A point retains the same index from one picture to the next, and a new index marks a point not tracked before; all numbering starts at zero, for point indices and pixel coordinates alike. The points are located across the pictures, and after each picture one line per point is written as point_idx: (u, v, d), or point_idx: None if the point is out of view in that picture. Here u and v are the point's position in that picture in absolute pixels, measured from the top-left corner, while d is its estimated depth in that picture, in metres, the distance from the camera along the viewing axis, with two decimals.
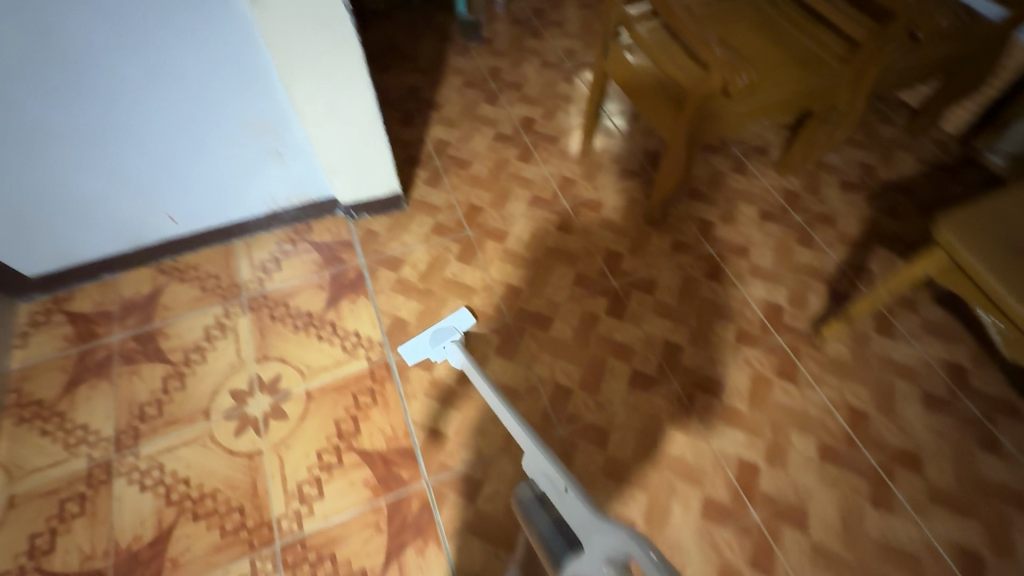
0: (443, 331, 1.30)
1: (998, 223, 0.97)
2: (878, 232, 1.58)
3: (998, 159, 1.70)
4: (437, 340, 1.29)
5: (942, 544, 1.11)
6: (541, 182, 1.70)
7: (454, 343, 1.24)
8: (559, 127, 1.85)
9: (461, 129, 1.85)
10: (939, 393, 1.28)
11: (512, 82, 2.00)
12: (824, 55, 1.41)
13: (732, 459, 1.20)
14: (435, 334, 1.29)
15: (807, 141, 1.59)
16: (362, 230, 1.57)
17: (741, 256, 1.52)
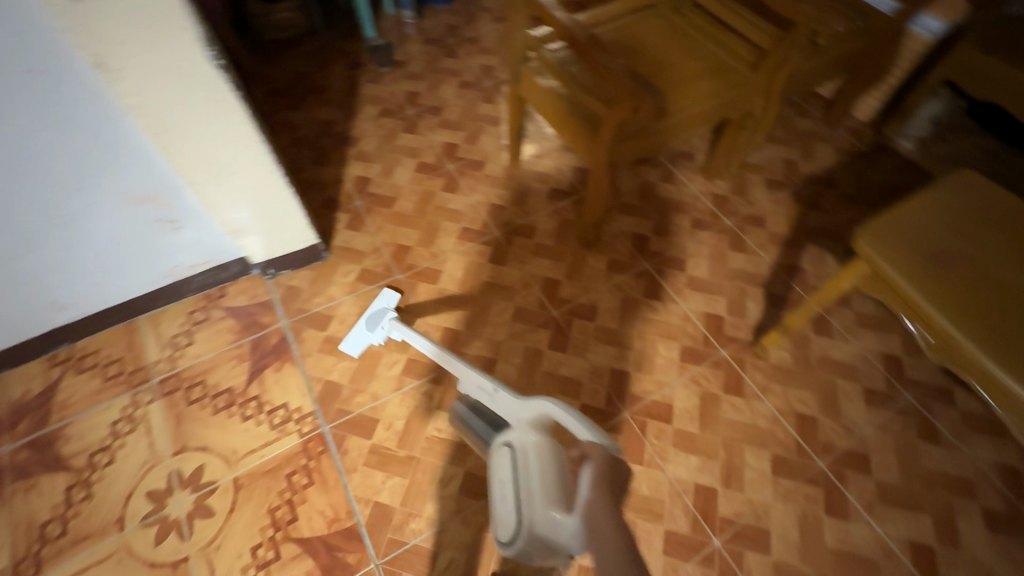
0: (377, 315, 1.38)
1: (909, 228, 0.98)
2: (806, 228, 1.60)
3: (909, 144, 1.78)
4: (373, 323, 1.37)
5: (896, 542, 1.12)
6: (470, 212, 1.63)
7: (391, 325, 1.33)
8: (483, 151, 1.78)
9: (380, 164, 1.75)
10: (878, 387, 1.31)
11: (431, 106, 1.91)
12: (731, 62, 1.42)
13: (688, 486, 1.18)
14: (371, 318, 1.38)
15: (728, 146, 1.59)
16: (281, 288, 1.46)
17: (677, 269, 1.51)
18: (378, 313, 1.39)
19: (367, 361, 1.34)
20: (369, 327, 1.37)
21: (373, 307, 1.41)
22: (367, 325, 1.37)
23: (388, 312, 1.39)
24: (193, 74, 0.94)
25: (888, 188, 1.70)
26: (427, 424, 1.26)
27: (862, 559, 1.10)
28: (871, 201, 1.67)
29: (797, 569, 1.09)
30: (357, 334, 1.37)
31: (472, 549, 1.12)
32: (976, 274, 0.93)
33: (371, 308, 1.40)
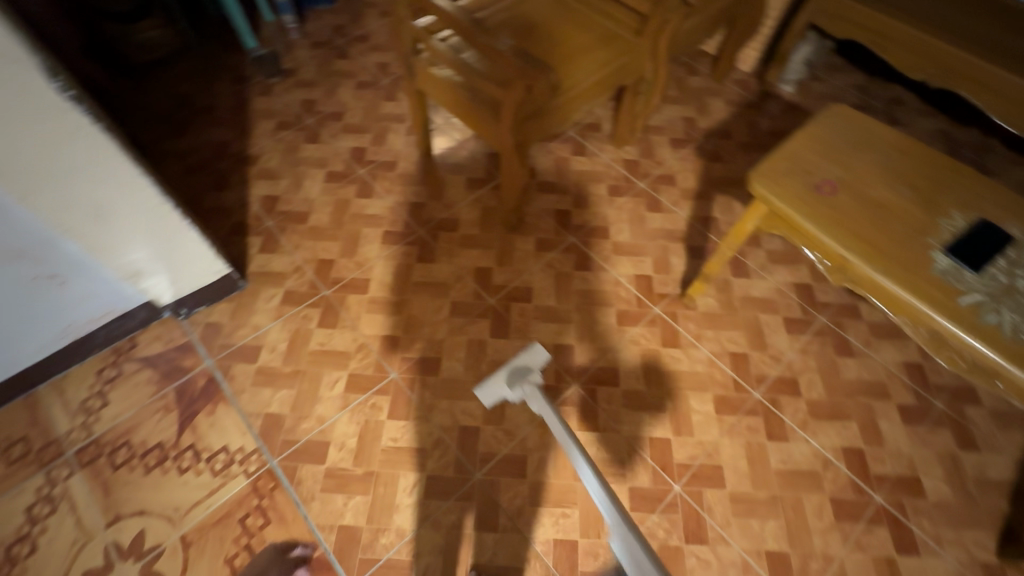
0: (518, 373, 1.20)
1: (796, 165, 1.05)
2: (712, 179, 1.69)
3: (789, 88, 1.92)
4: (513, 380, 1.20)
5: (831, 452, 1.22)
6: (390, 215, 1.59)
7: (529, 389, 1.14)
8: (393, 150, 1.73)
9: (287, 179, 1.66)
10: (796, 315, 1.41)
11: (331, 112, 1.84)
12: (617, 29, 1.46)
13: (644, 441, 1.23)
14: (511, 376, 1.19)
15: (630, 112, 1.64)
16: (199, 327, 1.36)
17: (602, 237, 1.55)
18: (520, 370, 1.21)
19: (306, 385, 1.29)
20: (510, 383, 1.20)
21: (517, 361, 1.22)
22: (507, 381, 1.19)
23: (531, 375, 1.19)
24: (44, 109, 0.85)
25: (779, 131, 1.82)
26: (381, 436, 1.23)
27: (805, 473, 1.20)
28: (766, 146, 1.79)
29: (752, 496, 1.17)
30: (492, 387, 1.20)
31: (447, 549, 1.11)
32: (858, 197, 1.01)
33: (516, 363, 1.22)
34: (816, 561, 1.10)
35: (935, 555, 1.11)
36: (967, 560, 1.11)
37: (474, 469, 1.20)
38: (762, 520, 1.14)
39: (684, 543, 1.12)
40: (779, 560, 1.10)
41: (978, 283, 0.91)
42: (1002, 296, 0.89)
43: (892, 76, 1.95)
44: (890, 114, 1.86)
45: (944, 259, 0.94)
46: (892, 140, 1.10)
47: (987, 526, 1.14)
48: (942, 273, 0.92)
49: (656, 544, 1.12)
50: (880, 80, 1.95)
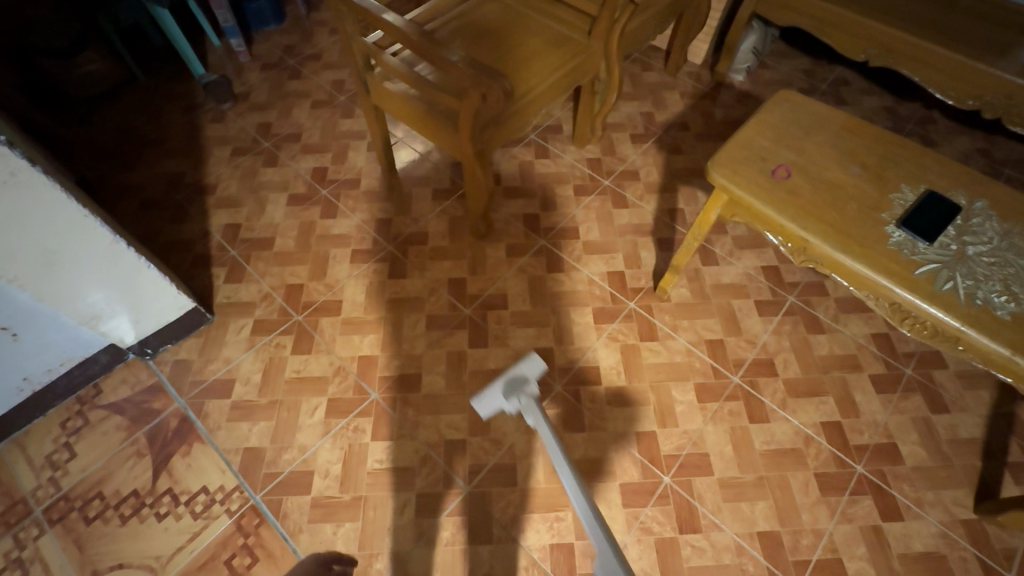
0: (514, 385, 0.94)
1: (750, 152, 1.08)
2: (674, 171, 1.72)
3: (740, 76, 1.96)
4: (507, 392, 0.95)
5: (812, 428, 1.25)
6: (358, 233, 1.57)
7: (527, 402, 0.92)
8: (355, 168, 1.71)
9: (248, 206, 1.63)
10: (766, 297, 1.45)
11: (288, 134, 1.81)
12: (569, 32, 1.47)
13: (631, 437, 1.24)
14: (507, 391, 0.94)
15: (588, 112, 1.66)
16: (167, 366, 1.31)
17: (572, 237, 1.56)
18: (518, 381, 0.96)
19: (285, 415, 1.25)
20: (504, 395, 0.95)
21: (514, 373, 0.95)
22: (500, 391, 0.95)
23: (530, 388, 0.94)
24: None
25: (734, 119, 1.87)
26: (366, 459, 1.20)
27: (789, 452, 1.22)
28: (723, 135, 1.83)
29: (740, 479, 1.18)
30: (488, 396, 0.97)
31: (443, 567, 1.10)
32: (811, 179, 1.04)
33: (512, 373, 0.96)
34: (807, 537, 1.12)
35: (919, 518, 1.14)
36: (949, 520, 1.14)
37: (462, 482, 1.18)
38: (752, 503, 1.16)
39: (679, 533, 1.13)
40: (772, 540, 1.12)
41: (930, 253, 0.94)
42: (954, 263, 0.93)
43: (836, 58, 2.02)
44: (837, 94, 1.93)
45: (898, 232, 0.97)
46: (839, 121, 1.14)
47: (964, 484, 1.18)
48: (898, 246, 0.95)
49: (652, 538, 1.12)
50: (825, 63, 2.01)
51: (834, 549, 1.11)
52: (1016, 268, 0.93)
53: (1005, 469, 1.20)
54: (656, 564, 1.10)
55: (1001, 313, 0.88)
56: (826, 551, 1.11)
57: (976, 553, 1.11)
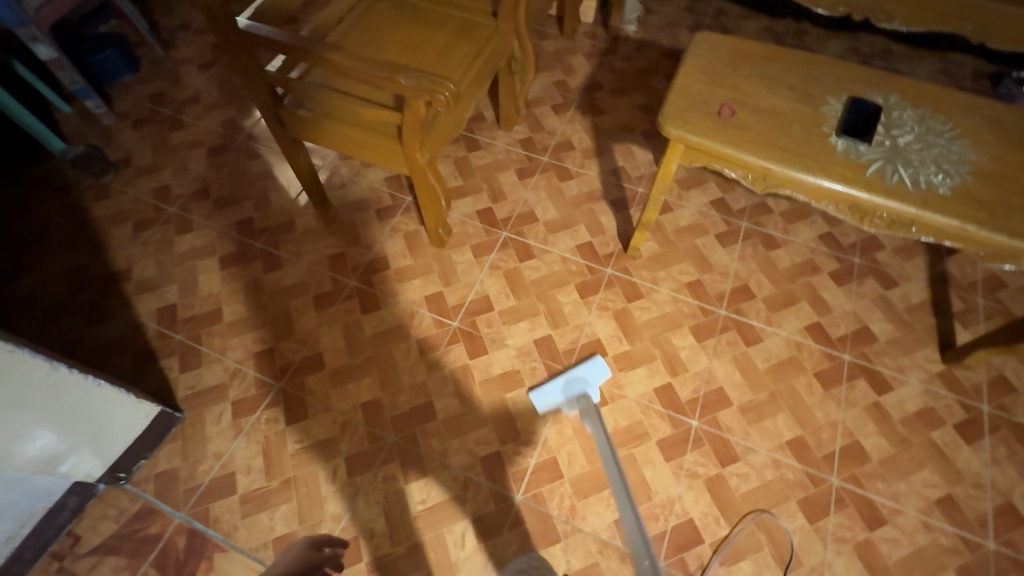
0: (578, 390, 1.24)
1: (692, 98, 1.11)
2: (605, 132, 1.74)
3: (632, 27, 2.01)
4: (573, 391, 1.25)
5: (799, 334, 1.36)
6: (312, 278, 1.45)
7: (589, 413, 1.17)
8: (283, 210, 1.57)
9: (176, 282, 1.45)
10: (724, 229, 1.53)
11: (192, 192, 1.61)
12: (473, 18, 1.43)
13: (651, 395, 1.28)
14: None
15: (510, 94, 1.63)
16: (150, 483, 1.16)
17: (532, 222, 1.55)
18: (579, 383, 1.27)
19: (305, 490, 1.16)
20: (567, 391, 1.26)
21: (577, 373, 1.29)
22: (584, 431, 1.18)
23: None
24: None
25: (640, 68, 1.92)
26: (407, 504, 1.15)
27: (787, 362, 1.32)
28: (635, 86, 1.88)
29: (755, 401, 1.27)
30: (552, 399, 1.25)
31: None
32: (752, 111, 1.10)
33: (574, 373, 1.28)
34: (826, 431, 1.23)
35: (905, 383, 1.29)
36: (927, 377, 1.30)
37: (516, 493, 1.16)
38: (773, 418, 1.25)
39: (722, 467, 1.19)
40: (800, 445, 1.21)
41: (872, 152, 1.03)
42: (893, 156, 1.03)
43: None
44: (721, 25, 2.05)
45: (840, 140, 1.05)
46: (757, 51, 1.20)
47: (929, 342, 1.34)
48: (844, 153, 1.04)
49: (701, 481, 1.18)
50: None
51: (850, 434, 1.23)
52: (941, 148, 1.04)
53: (955, 319, 1.38)
54: (712, 503, 1.15)
55: (943, 190, 0.98)
56: (844, 438, 1.22)
57: (955, 397, 1.27)
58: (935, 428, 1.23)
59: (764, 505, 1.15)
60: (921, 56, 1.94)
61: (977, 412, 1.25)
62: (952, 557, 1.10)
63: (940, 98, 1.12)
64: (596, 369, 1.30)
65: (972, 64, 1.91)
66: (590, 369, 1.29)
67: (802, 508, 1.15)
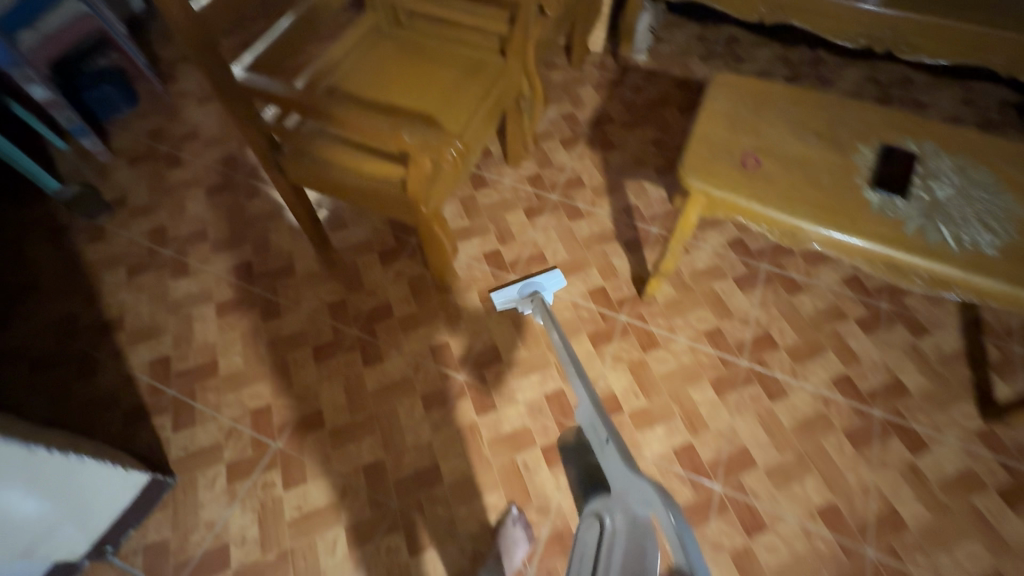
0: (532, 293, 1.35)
1: (714, 147, 1.05)
2: (615, 168, 1.69)
3: (642, 56, 1.96)
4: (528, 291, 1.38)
5: (826, 388, 1.28)
6: (313, 326, 1.39)
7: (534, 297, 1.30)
8: (282, 253, 1.51)
9: (171, 331, 1.39)
10: (742, 271, 1.46)
11: (190, 234, 1.56)
12: (480, 57, 1.37)
13: (670, 456, 1.20)
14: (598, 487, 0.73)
15: (518, 133, 1.57)
16: (138, 555, 1.10)
17: (541, 264, 1.49)
18: (534, 286, 1.39)
19: (303, 564, 1.09)
20: (522, 291, 1.38)
21: (533, 280, 1.41)
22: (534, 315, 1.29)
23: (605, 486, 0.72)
24: None
25: (651, 100, 1.87)
26: None
27: (815, 419, 1.24)
28: (647, 118, 1.82)
29: (782, 462, 1.19)
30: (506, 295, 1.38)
31: None
32: (779, 161, 1.03)
33: (531, 280, 1.41)
34: (859, 497, 1.15)
35: (942, 443, 1.21)
36: (965, 435, 1.22)
37: (525, 541, 1.10)
38: (801, 482, 1.17)
39: (749, 538, 1.11)
40: (832, 513, 1.13)
41: (909, 208, 0.97)
42: (933, 212, 0.96)
43: (721, 19, 2.09)
44: (734, 54, 2.00)
45: (874, 194, 0.99)
46: (781, 94, 1.13)
47: (965, 397, 1.26)
48: (880, 208, 0.97)
49: (726, 553, 1.10)
50: (713, 25, 2.07)
51: (886, 500, 1.15)
52: (983, 202, 0.97)
53: (991, 371, 1.30)
54: None
55: (989, 251, 0.92)
56: (879, 505, 1.14)
57: (996, 458, 1.19)
58: (976, 493, 1.15)
59: None
60: (942, 85, 1.88)
61: (1021, 475, 1.17)
62: None
63: (979, 145, 1.05)
64: (553, 279, 1.42)
65: (995, 94, 1.85)
66: (547, 278, 1.42)
67: None
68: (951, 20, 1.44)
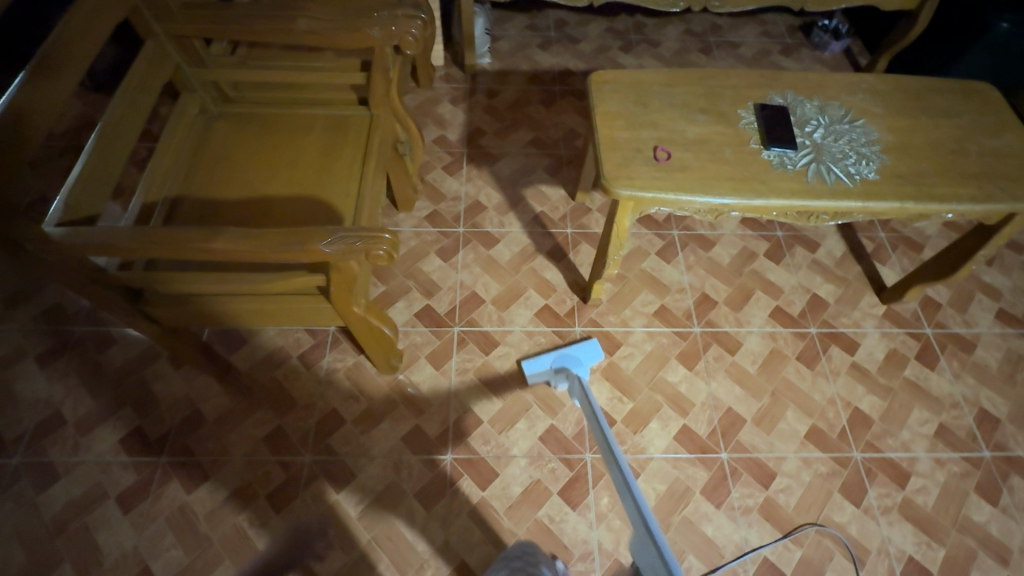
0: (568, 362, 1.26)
1: (623, 150, 1.05)
2: (508, 180, 1.64)
3: (486, 59, 1.92)
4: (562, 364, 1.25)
5: (768, 324, 1.40)
6: (256, 473, 1.16)
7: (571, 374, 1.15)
8: (178, 400, 1.24)
9: (66, 556, 1.07)
10: (660, 242, 1.52)
11: (39, 424, 1.20)
12: (339, 113, 1.22)
13: (674, 445, 1.23)
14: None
15: (403, 178, 1.44)
16: None
17: (478, 304, 1.40)
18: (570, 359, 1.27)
19: None
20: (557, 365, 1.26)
21: (567, 351, 1.30)
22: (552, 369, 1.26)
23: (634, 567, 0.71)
24: None
25: (512, 100, 1.84)
26: None
27: (771, 356, 1.35)
28: (515, 120, 1.79)
29: (763, 408, 1.28)
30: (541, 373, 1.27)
31: None
32: (684, 146, 1.06)
33: (566, 351, 1.30)
34: (829, 410, 1.28)
35: (866, 335, 1.39)
36: (878, 321, 1.41)
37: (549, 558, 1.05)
38: (785, 418, 1.27)
39: (767, 489, 1.18)
40: (817, 434, 1.25)
41: (802, 157, 1.06)
42: (819, 155, 1.06)
43: (542, 3, 2.12)
44: (567, 35, 2.04)
45: (771, 153, 1.06)
46: (656, 79, 1.17)
47: (866, 289, 1.46)
48: (781, 165, 1.04)
49: (756, 513, 1.16)
50: (537, 11, 2.09)
51: (848, 403, 1.29)
52: (849, 134, 1.10)
53: (873, 259, 1.51)
54: (773, 529, 1.14)
55: (872, 176, 1.04)
56: (846, 410, 1.28)
57: (905, 331, 1.40)
58: (904, 367, 1.34)
59: (816, 510, 1.16)
60: (742, 22, 2.11)
61: (925, 337, 1.39)
62: (968, 480, 1.20)
63: (823, 83, 1.19)
64: (588, 349, 1.31)
65: (782, 22, 2.12)
66: (582, 350, 1.31)
67: (846, 496, 1.18)
68: None
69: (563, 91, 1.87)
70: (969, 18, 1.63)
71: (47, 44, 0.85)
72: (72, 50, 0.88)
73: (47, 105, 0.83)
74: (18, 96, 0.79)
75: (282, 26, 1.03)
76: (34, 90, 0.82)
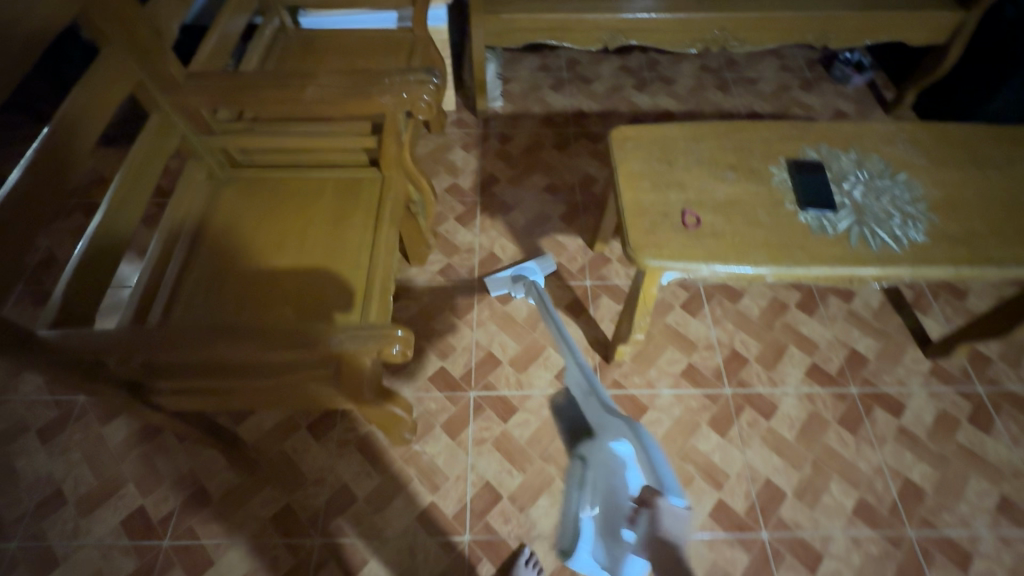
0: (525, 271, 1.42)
1: (649, 214, 0.99)
2: (523, 229, 1.59)
3: (497, 102, 1.89)
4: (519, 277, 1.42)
5: (805, 384, 1.31)
6: (263, 558, 1.09)
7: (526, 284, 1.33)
8: (183, 477, 1.18)
9: None
10: (685, 294, 1.45)
11: (38, 504, 1.15)
12: (351, 177, 1.18)
13: (709, 523, 1.14)
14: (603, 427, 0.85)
15: (415, 236, 1.39)
16: None
17: (495, 365, 1.34)
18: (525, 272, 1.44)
19: None
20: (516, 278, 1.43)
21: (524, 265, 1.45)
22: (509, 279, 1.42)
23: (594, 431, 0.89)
24: None
25: (525, 145, 1.80)
26: None
27: (810, 420, 1.26)
28: (529, 165, 1.75)
29: (804, 479, 1.18)
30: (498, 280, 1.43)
31: None
32: (714, 209, 0.99)
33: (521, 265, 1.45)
34: (877, 481, 1.18)
35: (911, 395, 1.29)
36: (924, 379, 1.32)
37: None
38: (829, 491, 1.17)
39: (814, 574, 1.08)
40: (865, 509, 1.15)
41: (842, 219, 0.99)
42: (861, 217, 0.99)
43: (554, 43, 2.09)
44: (579, 75, 2.00)
45: (809, 215, 0.99)
46: (680, 134, 1.11)
47: (908, 342, 1.37)
48: (820, 228, 0.97)
49: None
50: (549, 51, 2.07)
51: (898, 473, 1.19)
52: (891, 191, 1.03)
53: (914, 309, 1.42)
54: None
55: (921, 239, 0.96)
56: (896, 481, 1.18)
57: (953, 389, 1.30)
58: (956, 431, 1.24)
59: None
60: (759, 57, 2.07)
61: (977, 397, 1.29)
62: None
63: (858, 134, 1.12)
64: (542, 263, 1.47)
65: (802, 56, 2.07)
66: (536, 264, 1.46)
67: None
68: (767, 11, 1.55)
69: (577, 134, 1.83)
70: (1003, 52, 1.56)
71: (63, 107, 0.83)
72: (85, 123, 0.86)
73: (66, 176, 0.82)
74: (35, 171, 0.76)
75: (289, 95, 1.00)
76: (53, 162, 0.79)
